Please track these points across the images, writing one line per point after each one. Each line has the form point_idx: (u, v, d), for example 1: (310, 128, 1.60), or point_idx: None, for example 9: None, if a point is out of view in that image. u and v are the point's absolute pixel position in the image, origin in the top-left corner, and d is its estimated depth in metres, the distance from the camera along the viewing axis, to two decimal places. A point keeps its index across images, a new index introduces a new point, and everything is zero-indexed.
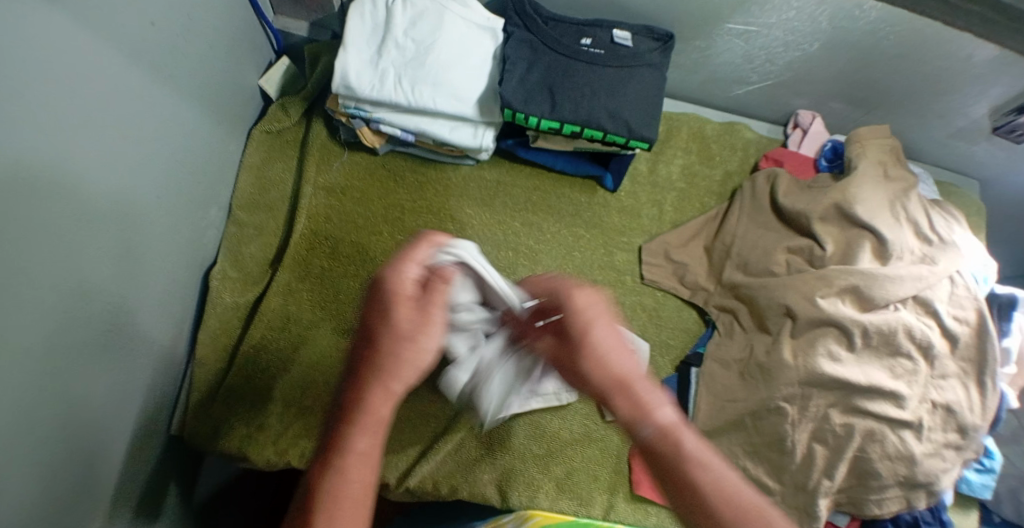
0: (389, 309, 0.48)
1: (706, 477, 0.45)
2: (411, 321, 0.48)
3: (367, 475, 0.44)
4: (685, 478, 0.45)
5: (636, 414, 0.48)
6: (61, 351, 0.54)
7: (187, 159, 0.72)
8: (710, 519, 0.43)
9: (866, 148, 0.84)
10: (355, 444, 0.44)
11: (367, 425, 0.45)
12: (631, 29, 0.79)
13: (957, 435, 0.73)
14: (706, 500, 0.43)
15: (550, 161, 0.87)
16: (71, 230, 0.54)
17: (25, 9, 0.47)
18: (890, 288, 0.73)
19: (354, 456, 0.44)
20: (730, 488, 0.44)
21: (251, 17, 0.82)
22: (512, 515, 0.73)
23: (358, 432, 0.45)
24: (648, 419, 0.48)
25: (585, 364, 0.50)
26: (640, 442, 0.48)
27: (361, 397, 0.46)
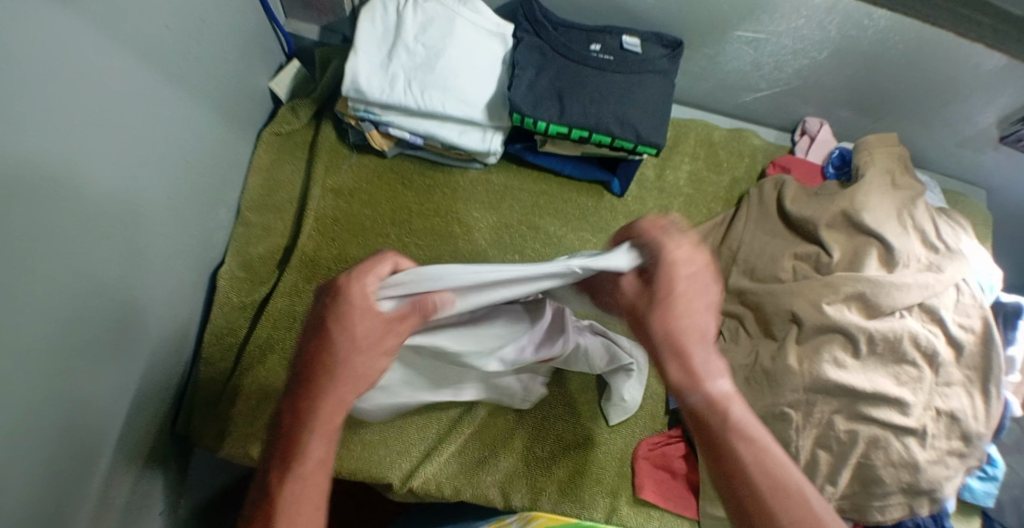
0: (343, 323, 0.48)
1: (746, 448, 0.50)
2: (367, 338, 0.48)
3: (323, 477, 0.48)
4: (724, 445, 0.51)
5: (692, 380, 0.51)
6: (70, 350, 0.55)
7: (196, 160, 0.72)
8: (743, 481, 0.50)
9: (874, 156, 0.84)
10: (312, 451, 0.48)
11: (322, 430, 0.48)
12: (640, 35, 0.79)
13: (961, 442, 0.73)
14: (742, 467, 0.50)
15: (558, 166, 0.87)
16: (82, 231, 0.55)
17: (41, 15, 0.48)
18: (896, 296, 0.73)
19: (312, 463, 0.48)
20: (766, 459, 0.50)
21: (263, 21, 0.83)
22: (515, 515, 0.75)
23: (314, 438, 0.48)
24: (699, 389, 0.52)
25: (654, 331, 0.51)
26: (687, 406, 0.52)
27: (315, 405, 0.49)
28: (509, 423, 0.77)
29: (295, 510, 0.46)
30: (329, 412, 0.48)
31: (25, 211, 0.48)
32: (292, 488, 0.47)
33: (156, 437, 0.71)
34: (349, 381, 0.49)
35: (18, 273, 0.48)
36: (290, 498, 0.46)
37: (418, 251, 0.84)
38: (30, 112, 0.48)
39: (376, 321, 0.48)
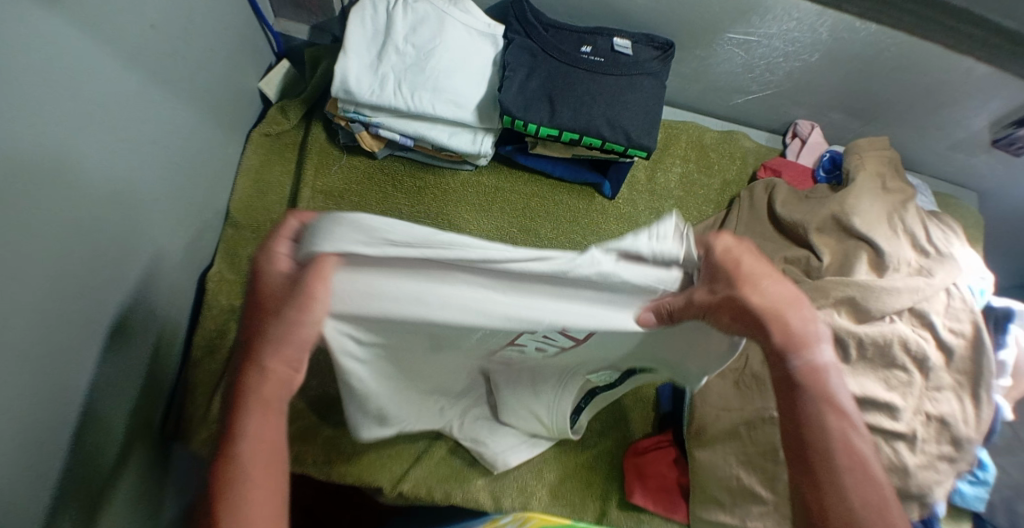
0: (263, 288, 0.46)
1: (836, 421, 0.50)
2: (281, 298, 0.44)
3: (257, 455, 0.46)
4: (817, 416, 0.50)
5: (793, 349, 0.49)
6: (56, 353, 0.54)
7: (184, 161, 0.72)
8: (827, 455, 0.49)
9: (865, 160, 0.84)
10: (244, 426, 0.46)
11: (257, 406, 0.46)
12: (631, 37, 0.79)
13: (951, 447, 0.73)
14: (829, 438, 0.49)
15: (548, 168, 0.87)
16: (68, 233, 0.55)
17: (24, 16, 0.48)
18: (887, 300, 0.72)
19: (245, 437, 0.46)
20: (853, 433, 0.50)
21: (251, 21, 0.82)
22: (510, 516, 0.72)
23: (246, 414, 0.46)
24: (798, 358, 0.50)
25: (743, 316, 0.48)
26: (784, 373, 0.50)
27: (245, 380, 0.46)
28: None
29: (231, 488, 0.45)
30: (260, 384, 0.46)
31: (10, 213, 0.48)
32: (229, 469, 0.45)
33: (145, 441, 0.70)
34: (273, 352, 0.45)
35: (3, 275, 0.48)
36: (231, 485, 0.45)
37: None
38: (17, 113, 0.48)
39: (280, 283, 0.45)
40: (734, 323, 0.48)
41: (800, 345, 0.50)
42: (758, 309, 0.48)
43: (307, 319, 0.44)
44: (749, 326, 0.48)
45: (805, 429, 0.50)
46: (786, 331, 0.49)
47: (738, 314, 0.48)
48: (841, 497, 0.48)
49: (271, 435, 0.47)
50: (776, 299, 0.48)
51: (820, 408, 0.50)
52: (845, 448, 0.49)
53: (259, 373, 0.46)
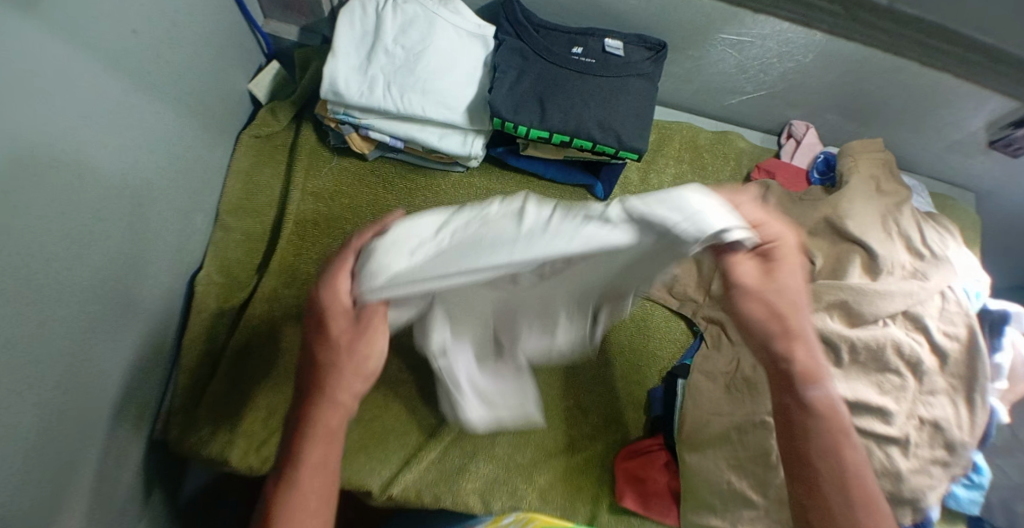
0: (325, 324, 0.49)
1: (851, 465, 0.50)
2: (345, 331, 0.49)
3: (321, 484, 0.47)
4: (833, 446, 0.50)
5: (815, 377, 0.50)
6: (38, 363, 0.54)
7: (170, 165, 0.71)
8: (845, 487, 0.49)
9: (859, 163, 0.83)
10: (309, 455, 0.48)
11: (320, 436, 0.48)
12: (622, 38, 0.78)
13: (945, 451, 0.72)
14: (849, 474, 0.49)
15: (540, 169, 0.86)
16: (51, 240, 0.55)
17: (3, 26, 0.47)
18: (881, 304, 0.72)
19: (308, 464, 0.48)
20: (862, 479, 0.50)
21: (239, 22, 0.82)
22: (512, 517, 0.73)
23: (310, 443, 0.48)
24: (816, 384, 0.51)
25: (758, 314, 0.49)
26: (797, 397, 0.51)
27: (306, 412, 0.49)
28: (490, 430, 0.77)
29: (297, 516, 0.46)
30: (330, 416, 0.49)
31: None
32: (290, 493, 0.46)
33: (132, 444, 0.70)
34: (340, 380, 0.49)
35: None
36: (291, 502, 0.46)
37: None
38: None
39: (341, 319, 0.48)
40: (767, 326, 0.50)
41: (823, 376, 0.51)
42: (794, 325, 0.50)
43: (376, 350, 0.50)
44: (781, 333, 0.50)
45: (818, 457, 0.50)
46: (810, 358, 0.51)
47: (775, 323, 0.49)
48: None
49: (324, 469, 0.48)
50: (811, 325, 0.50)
51: (840, 441, 0.50)
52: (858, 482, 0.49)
53: (327, 404, 0.49)
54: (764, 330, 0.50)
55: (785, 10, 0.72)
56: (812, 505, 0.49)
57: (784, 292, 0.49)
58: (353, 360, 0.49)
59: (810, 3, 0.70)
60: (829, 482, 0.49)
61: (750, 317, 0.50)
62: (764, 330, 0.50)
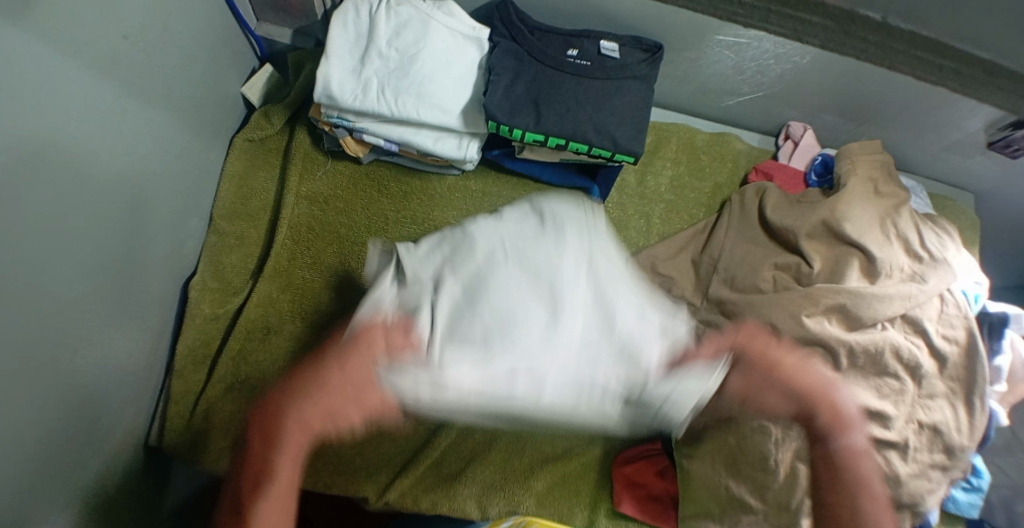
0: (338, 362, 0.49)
1: (869, 503, 0.50)
2: (356, 377, 0.49)
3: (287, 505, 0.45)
4: (851, 482, 0.51)
5: (838, 425, 0.54)
6: (28, 375, 0.53)
7: (163, 171, 0.71)
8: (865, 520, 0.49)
9: (856, 165, 0.82)
10: (280, 470, 0.45)
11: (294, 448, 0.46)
12: (618, 40, 0.77)
13: (944, 455, 0.72)
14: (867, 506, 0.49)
15: (536, 172, 0.86)
16: (41, 249, 0.54)
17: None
18: (879, 307, 0.71)
19: (278, 480, 0.45)
20: (882, 507, 0.49)
21: (232, 25, 0.81)
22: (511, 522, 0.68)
23: (282, 458, 0.45)
24: (840, 436, 0.53)
25: (772, 400, 0.58)
26: (823, 451, 0.54)
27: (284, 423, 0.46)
28: (487, 436, 0.76)
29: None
30: (302, 430, 0.46)
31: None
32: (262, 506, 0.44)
33: (126, 452, 0.69)
34: (328, 411, 0.47)
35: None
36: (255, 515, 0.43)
37: None
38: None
39: (357, 366, 0.49)
40: (788, 403, 0.57)
41: (848, 425, 0.54)
42: (803, 386, 0.56)
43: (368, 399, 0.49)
44: (796, 407, 0.56)
45: (845, 502, 0.50)
46: (833, 408, 0.55)
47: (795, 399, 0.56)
48: None
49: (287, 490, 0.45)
50: (821, 380, 0.57)
51: (864, 479, 0.51)
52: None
53: (305, 421, 0.47)
54: (781, 401, 0.57)
55: (776, 26, 0.70)
56: None
57: (788, 371, 0.57)
58: (345, 402, 0.48)
59: (804, 18, 0.69)
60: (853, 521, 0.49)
61: (766, 405, 0.59)
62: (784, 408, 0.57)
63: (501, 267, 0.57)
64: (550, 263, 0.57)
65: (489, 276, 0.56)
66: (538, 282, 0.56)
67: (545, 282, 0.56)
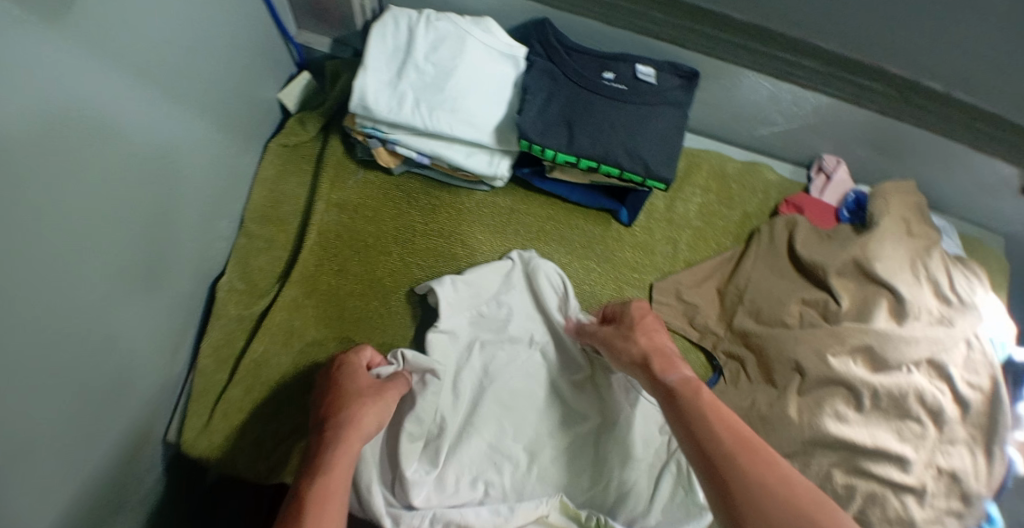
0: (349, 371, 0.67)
1: (707, 414, 0.55)
2: (366, 380, 0.66)
3: (342, 479, 0.55)
4: (689, 406, 0.57)
5: (671, 365, 0.62)
6: (52, 376, 0.54)
7: (197, 174, 0.71)
8: (697, 426, 0.54)
9: (890, 204, 0.81)
10: (331, 456, 0.57)
11: (340, 446, 0.58)
12: (655, 65, 0.77)
13: (960, 502, 0.70)
14: (699, 417, 0.55)
15: (564, 193, 0.85)
16: (68, 249, 0.54)
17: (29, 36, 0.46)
18: (904, 350, 0.71)
19: (330, 465, 0.56)
20: (716, 416, 0.55)
21: (272, 32, 0.82)
22: None
23: (333, 450, 0.57)
24: (673, 372, 0.61)
25: (620, 346, 0.67)
26: (664, 387, 0.60)
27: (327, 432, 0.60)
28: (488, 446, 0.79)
29: (322, 497, 0.53)
30: (352, 434, 0.59)
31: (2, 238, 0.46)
32: (321, 477, 0.54)
33: (145, 447, 0.70)
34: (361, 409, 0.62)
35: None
36: (320, 484, 0.54)
37: (421, 271, 0.84)
38: (17, 139, 0.46)
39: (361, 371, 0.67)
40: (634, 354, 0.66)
41: (675, 368, 0.62)
42: (644, 342, 0.67)
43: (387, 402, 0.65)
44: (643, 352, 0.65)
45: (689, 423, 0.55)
46: (667, 359, 0.64)
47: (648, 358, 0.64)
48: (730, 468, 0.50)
49: (340, 470, 0.56)
50: (658, 345, 0.67)
51: (696, 403, 0.57)
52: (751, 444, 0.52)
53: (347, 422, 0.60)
54: (629, 353, 0.66)
55: (835, 89, 0.75)
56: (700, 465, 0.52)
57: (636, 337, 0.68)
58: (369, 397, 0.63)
59: (862, 85, 0.74)
60: (699, 435, 0.54)
61: (618, 346, 0.67)
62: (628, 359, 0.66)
63: (507, 370, 0.76)
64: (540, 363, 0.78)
65: (500, 384, 0.75)
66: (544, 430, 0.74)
67: (545, 407, 0.76)
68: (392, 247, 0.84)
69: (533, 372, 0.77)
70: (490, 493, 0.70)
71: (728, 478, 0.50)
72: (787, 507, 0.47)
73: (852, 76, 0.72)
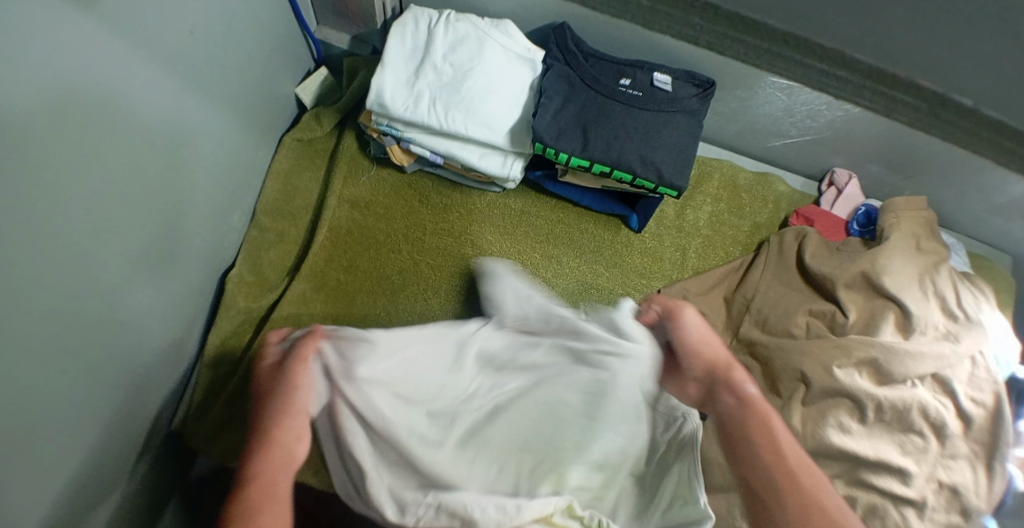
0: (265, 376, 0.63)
1: (765, 446, 0.55)
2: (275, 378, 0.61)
3: (264, 483, 0.51)
4: (748, 434, 0.57)
5: (733, 383, 0.61)
6: (60, 358, 0.54)
7: (211, 164, 0.72)
8: (755, 457, 0.55)
9: (900, 220, 0.82)
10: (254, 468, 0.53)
11: (262, 454, 0.54)
12: (671, 73, 0.77)
13: (960, 517, 0.69)
14: (759, 449, 0.55)
15: (576, 198, 0.86)
16: (80, 234, 0.54)
17: (54, 22, 0.47)
18: (910, 364, 0.71)
19: (253, 474, 0.52)
20: (777, 449, 0.55)
21: (292, 27, 0.83)
22: None
23: (255, 461, 0.54)
24: (737, 392, 0.60)
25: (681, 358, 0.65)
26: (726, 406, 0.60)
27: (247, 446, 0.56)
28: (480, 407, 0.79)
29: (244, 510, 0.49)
30: (270, 439, 0.55)
31: (13, 219, 0.46)
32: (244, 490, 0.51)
33: (148, 434, 0.71)
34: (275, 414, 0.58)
35: (7, 283, 0.47)
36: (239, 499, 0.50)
37: (430, 270, 0.84)
38: (33, 121, 0.46)
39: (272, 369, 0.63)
40: (696, 357, 0.64)
41: (740, 386, 0.61)
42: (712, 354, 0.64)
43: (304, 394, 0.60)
44: (708, 367, 0.63)
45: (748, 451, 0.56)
46: (731, 375, 0.62)
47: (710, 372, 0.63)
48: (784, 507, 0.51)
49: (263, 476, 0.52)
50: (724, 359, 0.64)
51: (759, 431, 0.56)
52: (803, 472, 0.53)
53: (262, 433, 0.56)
54: (692, 366, 0.64)
55: (866, 100, 0.76)
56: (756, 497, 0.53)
57: (703, 339, 0.66)
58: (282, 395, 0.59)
59: (895, 97, 0.75)
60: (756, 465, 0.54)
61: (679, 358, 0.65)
62: (690, 364, 0.65)
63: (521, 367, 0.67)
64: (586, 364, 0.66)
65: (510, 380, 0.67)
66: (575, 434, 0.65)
67: (582, 415, 0.65)
68: (405, 246, 0.84)
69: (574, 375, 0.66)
70: (500, 479, 0.61)
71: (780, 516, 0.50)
72: None
73: (883, 89, 0.75)
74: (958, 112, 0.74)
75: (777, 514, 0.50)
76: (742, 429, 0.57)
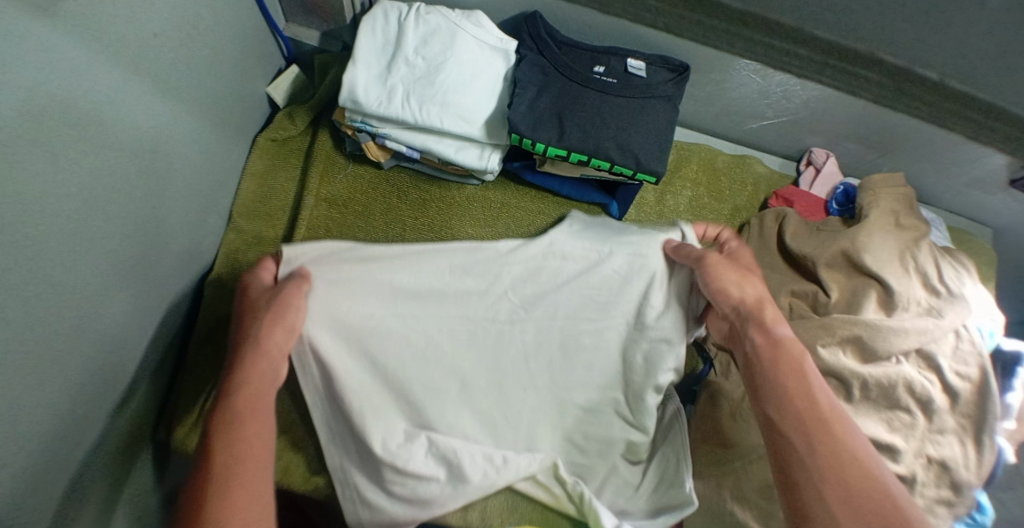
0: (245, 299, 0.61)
1: (795, 385, 0.55)
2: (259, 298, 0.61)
3: (255, 400, 0.52)
4: (782, 370, 0.56)
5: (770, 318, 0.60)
6: (37, 373, 0.53)
7: (185, 169, 0.71)
8: (786, 394, 0.54)
9: (878, 197, 0.83)
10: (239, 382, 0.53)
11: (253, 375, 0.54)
12: (645, 58, 0.77)
13: (950, 492, 0.70)
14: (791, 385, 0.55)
15: (556, 187, 0.86)
16: (52, 247, 0.53)
17: (20, 27, 0.46)
18: (894, 341, 0.71)
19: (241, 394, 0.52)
20: (813, 391, 0.55)
21: (260, 25, 0.82)
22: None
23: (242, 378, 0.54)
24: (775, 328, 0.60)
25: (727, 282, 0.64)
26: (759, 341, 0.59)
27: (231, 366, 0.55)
28: None
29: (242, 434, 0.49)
30: (259, 362, 0.55)
31: None
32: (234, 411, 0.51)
33: (134, 445, 0.70)
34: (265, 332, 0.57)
35: None
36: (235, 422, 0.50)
37: None
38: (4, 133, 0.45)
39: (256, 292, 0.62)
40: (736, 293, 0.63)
41: (774, 322, 0.60)
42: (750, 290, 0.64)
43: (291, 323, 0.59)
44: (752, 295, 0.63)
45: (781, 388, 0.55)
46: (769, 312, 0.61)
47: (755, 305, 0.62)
48: (816, 447, 0.51)
49: (253, 398, 0.52)
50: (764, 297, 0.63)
51: (795, 371, 0.56)
52: (839, 420, 0.53)
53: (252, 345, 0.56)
54: (738, 291, 0.63)
55: (829, 76, 0.75)
56: (786, 434, 0.53)
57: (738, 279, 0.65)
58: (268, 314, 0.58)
59: (858, 73, 0.74)
60: (786, 403, 0.54)
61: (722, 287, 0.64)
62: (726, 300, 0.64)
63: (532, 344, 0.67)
64: (623, 343, 0.70)
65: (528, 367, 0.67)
66: (594, 409, 0.68)
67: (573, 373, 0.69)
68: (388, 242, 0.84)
69: (612, 358, 0.69)
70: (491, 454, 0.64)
71: (810, 456, 0.50)
72: (862, 495, 0.48)
73: (849, 66, 0.73)
74: (928, 87, 0.73)
75: (806, 454, 0.51)
76: (776, 369, 0.56)
